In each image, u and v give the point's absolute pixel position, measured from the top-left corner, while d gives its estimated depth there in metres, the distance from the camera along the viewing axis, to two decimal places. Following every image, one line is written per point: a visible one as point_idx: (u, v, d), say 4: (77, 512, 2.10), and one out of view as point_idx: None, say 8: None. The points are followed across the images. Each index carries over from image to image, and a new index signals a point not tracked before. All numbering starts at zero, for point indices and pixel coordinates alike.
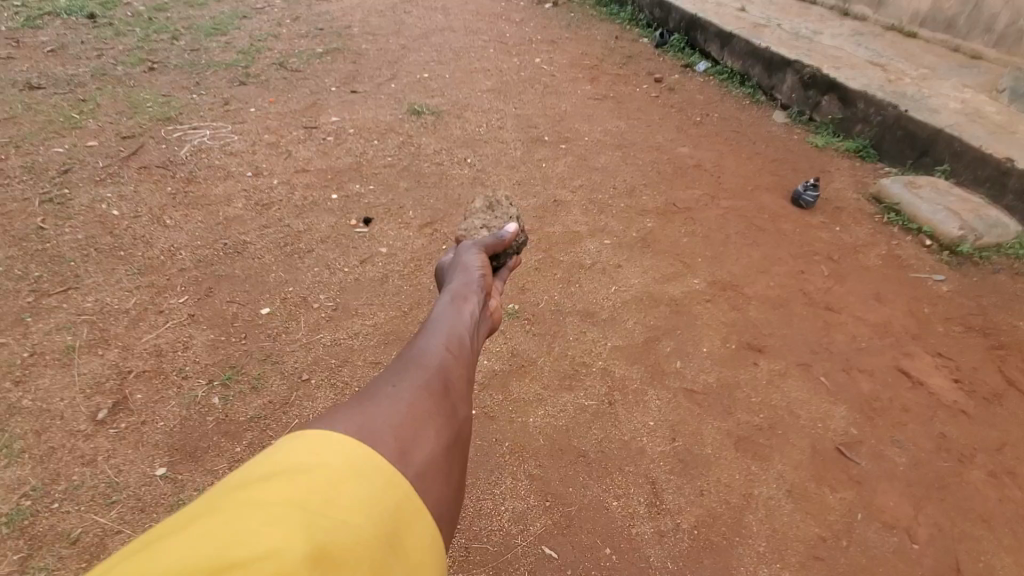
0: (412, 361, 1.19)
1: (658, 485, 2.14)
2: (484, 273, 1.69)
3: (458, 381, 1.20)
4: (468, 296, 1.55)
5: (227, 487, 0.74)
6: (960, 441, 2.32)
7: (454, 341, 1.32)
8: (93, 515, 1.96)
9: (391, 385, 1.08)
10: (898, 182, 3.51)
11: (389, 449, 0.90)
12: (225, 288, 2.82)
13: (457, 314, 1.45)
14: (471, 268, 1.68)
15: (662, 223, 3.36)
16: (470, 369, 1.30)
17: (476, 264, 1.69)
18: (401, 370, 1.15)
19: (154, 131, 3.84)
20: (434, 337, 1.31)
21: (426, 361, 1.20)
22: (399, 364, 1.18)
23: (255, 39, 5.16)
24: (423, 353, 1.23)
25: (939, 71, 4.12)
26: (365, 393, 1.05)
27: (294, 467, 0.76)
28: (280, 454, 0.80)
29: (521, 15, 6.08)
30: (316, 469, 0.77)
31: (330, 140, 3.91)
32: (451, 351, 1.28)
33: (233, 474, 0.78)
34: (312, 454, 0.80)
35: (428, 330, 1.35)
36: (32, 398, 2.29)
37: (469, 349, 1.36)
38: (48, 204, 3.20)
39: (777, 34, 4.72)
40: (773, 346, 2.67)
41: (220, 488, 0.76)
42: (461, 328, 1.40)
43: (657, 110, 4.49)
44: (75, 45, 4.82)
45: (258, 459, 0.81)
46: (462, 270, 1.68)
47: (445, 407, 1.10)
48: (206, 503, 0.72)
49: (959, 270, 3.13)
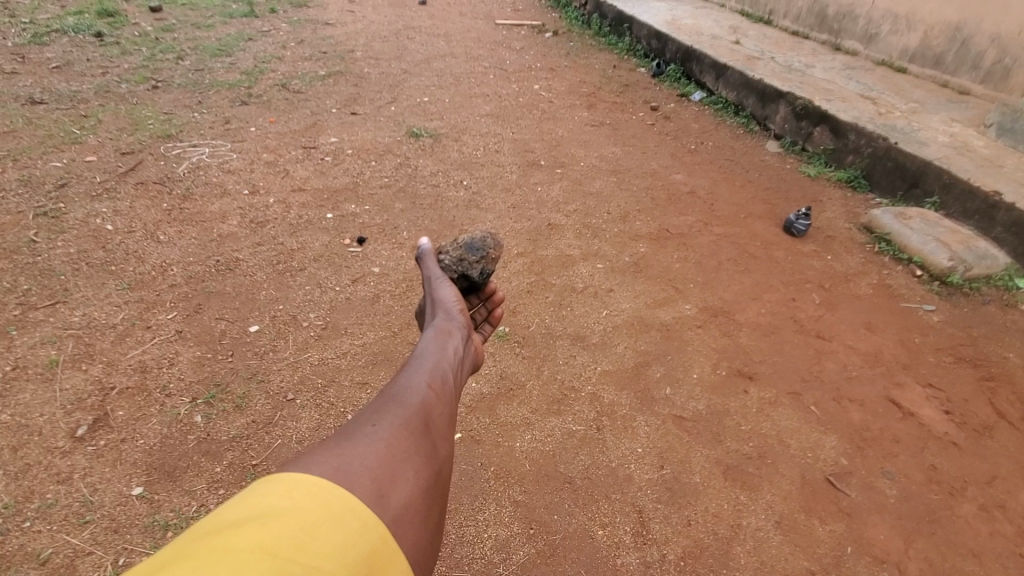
0: (393, 399, 1.21)
1: (644, 514, 2.10)
2: (462, 308, 1.71)
3: (439, 419, 1.23)
4: (451, 332, 1.57)
5: (201, 530, 0.78)
6: (950, 473, 2.29)
7: (436, 378, 1.35)
8: (64, 535, 1.90)
9: (370, 424, 1.10)
10: (889, 213, 3.55)
11: (366, 491, 0.92)
12: (215, 304, 2.81)
13: (441, 350, 1.47)
14: (449, 303, 1.69)
15: (654, 248, 3.38)
16: (452, 407, 1.33)
17: (452, 298, 1.70)
18: (382, 408, 1.17)
19: (154, 148, 3.87)
20: (417, 373, 1.34)
21: (408, 398, 1.23)
22: (380, 402, 1.21)
23: (259, 60, 5.25)
24: (405, 390, 1.25)
25: (927, 106, 4.20)
26: (345, 432, 1.07)
27: (266, 512, 0.80)
28: (255, 497, 0.83)
29: (521, 43, 6.21)
30: (290, 514, 0.80)
31: (328, 160, 3.94)
32: (434, 389, 1.30)
33: (209, 518, 0.82)
34: (287, 498, 0.83)
35: (412, 365, 1.38)
36: (10, 413, 2.25)
37: (452, 386, 1.39)
38: (42, 217, 3.20)
39: (771, 67, 4.82)
40: (763, 374, 2.65)
41: (200, 529, 0.80)
42: (444, 364, 1.42)
43: (652, 137, 4.56)
44: (81, 63, 4.90)
45: (234, 502, 0.84)
46: (439, 306, 1.68)
47: (425, 446, 1.12)
48: (181, 547, 0.76)
49: (949, 300, 3.13)
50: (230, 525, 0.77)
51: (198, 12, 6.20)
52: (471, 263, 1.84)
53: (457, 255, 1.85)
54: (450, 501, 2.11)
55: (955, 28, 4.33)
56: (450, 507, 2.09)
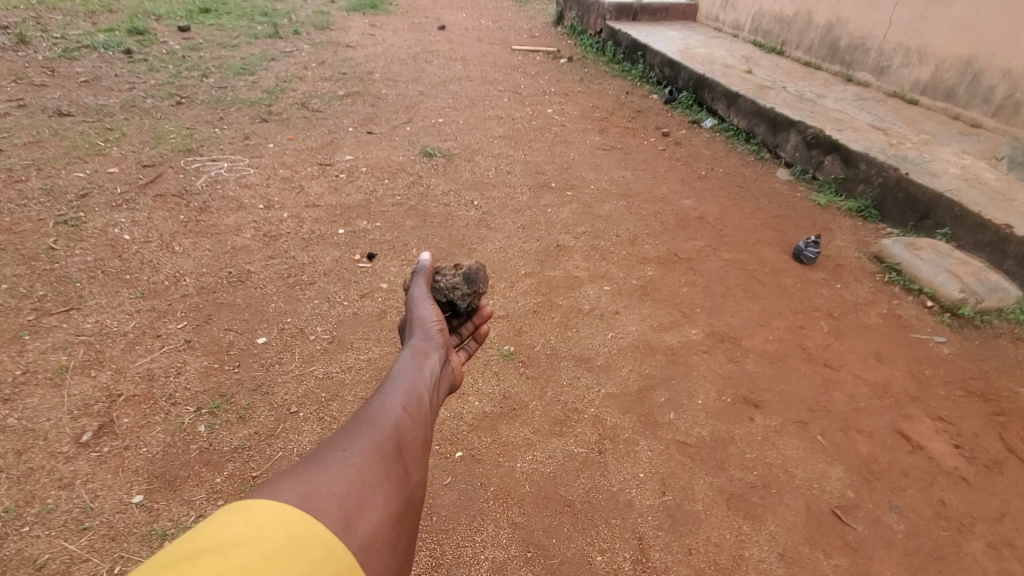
0: (367, 422, 1.22)
1: (645, 541, 2.07)
2: (442, 328, 1.73)
3: (412, 442, 1.24)
4: (429, 353, 1.58)
5: (158, 562, 0.74)
6: (959, 509, 2.24)
7: (411, 400, 1.36)
8: (62, 541, 1.91)
9: (340, 449, 1.10)
10: (899, 243, 3.53)
11: (333, 518, 0.91)
12: (225, 315, 2.85)
13: (417, 372, 1.48)
14: (428, 323, 1.70)
15: (662, 272, 3.38)
16: (426, 430, 1.34)
17: (432, 319, 1.72)
18: (353, 433, 1.17)
19: (174, 161, 3.98)
20: (391, 396, 1.34)
21: (380, 422, 1.23)
22: (352, 426, 1.21)
23: (281, 80, 5.40)
24: (379, 414, 1.26)
25: (939, 138, 4.20)
26: (314, 457, 1.06)
27: (228, 541, 0.77)
28: (217, 526, 0.81)
29: (536, 68, 6.33)
30: (251, 543, 0.78)
31: (343, 177, 4.02)
32: (408, 412, 1.31)
33: (167, 550, 0.79)
34: (248, 527, 0.81)
35: (386, 388, 1.39)
36: (18, 416, 2.28)
37: (427, 408, 1.40)
38: (62, 226, 3.29)
39: (782, 96, 4.86)
40: (770, 402, 2.62)
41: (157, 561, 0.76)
42: (420, 386, 1.43)
43: (662, 162, 4.59)
44: (109, 78, 5.08)
45: (193, 532, 0.81)
46: (418, 325, 1.70)
47: (396, 472, 1.12)
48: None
49: (960, 332, 3.09)
50: (189, 556, 0.74)
51: (225, 32, 6.42)
52: (460, 294, 1.87)
53: (453, 282, 1.88)
54: (448, 520, 2.09)
55: (966, 62, 4.35)
56: (448, 527, 2.07)
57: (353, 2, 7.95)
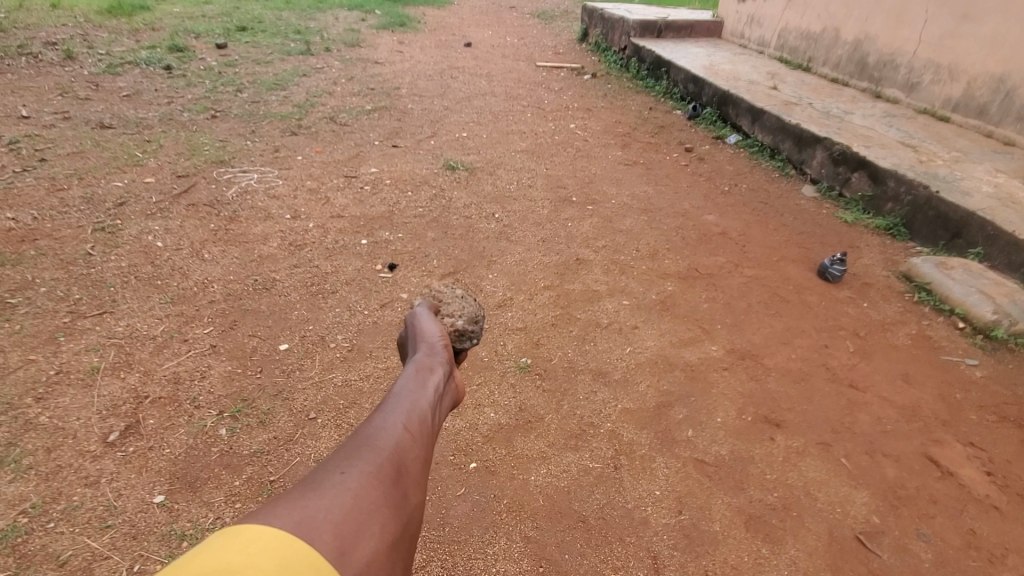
0: (366, 443, 1.23)
1: (659, 560, 2.03)
2: (447, 345, 1.74)
3: (412, 464, 1.26)
4: (433, 369, 1.60)
5: None
6: (992, 539, 2.14)
7: (413, 419, 1.37)
8: (85, 538, 1.95)
9: (338, 472, 1.11)
10: (929, 262, 3.44)
11: (329, 548, 0.92)
12: (249, 322, 2.92)
13: (420, 388, 1.49)
14: (433, 339, 1.72)
15: (682, 287, 3.35)
16: (427, 449, 1.35)
17: (438, 335, 1.74)
18: (353, 454, 1.19)
19: (207, 172, 4.12)
20: (393, 414, 1.36)
21: (381, 442, 1.25)
22: (352, 446, 1.22)
23: (311, 95, 5.56)
24: (379, 433, 1.27)
25: (971, 155, 4.10)
26: (312, 481, 1.07)
27: (222, 568, 0.76)
28: (208, 553, 0.79)
29: (560, 84, 6.40)
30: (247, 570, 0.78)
31: (367, 189, 4.11)
32: (409, 431, 1.33)
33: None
34: (242, 553, 0.80)
35: (388, 405, 1.40)
36: (49, 415, 2.36)
37: (429, 427, 1.41)
38: (100, 232, 3.43)
39: (808, 112, 4.81)
40: (792, 422, 2.56)
41: None
42: (422, 404, 1.44)
43: (684, 178, 4.57)
44: (149, 92, 5.30)
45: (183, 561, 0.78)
46: (423, 341, 1.72)
47: (394, 497, 1.14)
48: None
49: (993, 355, 2.98)
50: None
51: (259, 49, 6.66)
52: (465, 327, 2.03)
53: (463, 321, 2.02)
54: (460, 531, 2.09)
55: (999, 80, 4.26)
56: (460, 538, 2.07)
57: (383, 20, 8.19)
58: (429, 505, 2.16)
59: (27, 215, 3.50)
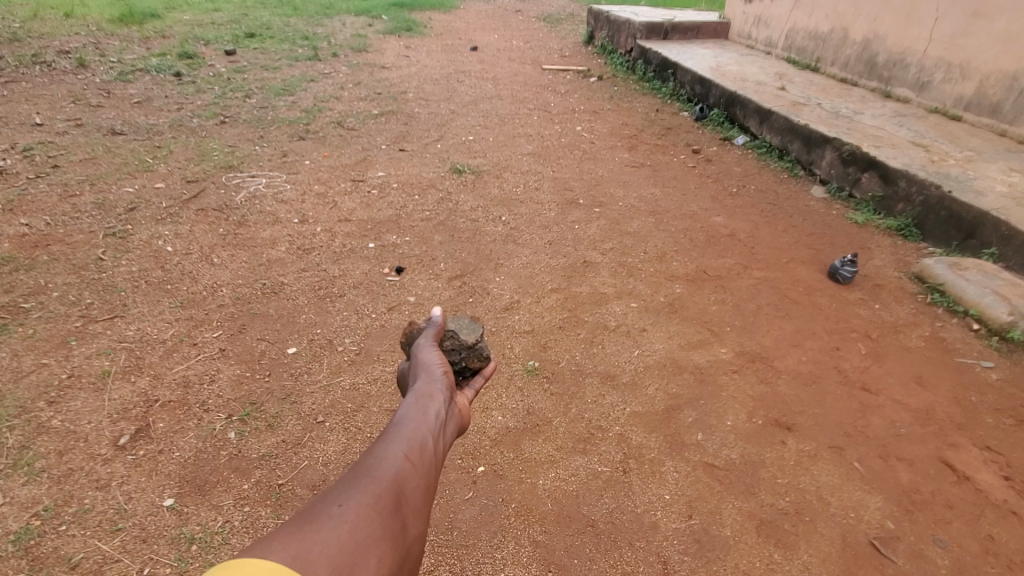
0: (365, 473, 1.24)
1: (669, 565, 2.01)
2: (448, 369, 1.74)
3: (412, 493, 1.26)
4: (434, 395, 1.59)
5: None
6: (1012, 545, 2.10)
7: (415, 446, 1.37)
8: (96, 541, 1.96)
9: (337, 503, 1.12)
10: (942, 263, 3.39)
11: None
12: (258, 325, 2.93)
13: (422, 415, 1.49)
14: (433, 365, 1.72)
15: (691, 289, 3.32)
16: (430, 477, 1.35)
17: (438, 360, 1.75)
18: (351, 485, 1.19)
19: (216, 177, 4.15)
20: (394, 443, 1.36)
21: (380, 471, 1.25)
22: (351, 476, 1.23)
23: (319, 100, 5.60)
24: (379, 461, 1.28)
25: (984, 154, 4.05)
26: (310, 513, 1.08)
27: None
28: None
29: (566, 87, 6.39)
30: None
31: (374, 193, 4.12)
32: (410, 459, 1.33)
33: None
34: None
35: (390, 434, 1.41)
36: (61, 418, 2.37)
37: (432, 453, 1.41)
38: (111, 238, 3.46)
39: (817, 113, 4.76)
40: (804, 425, 2.53)
41: None
42: (424, 431, 1.44)
43: (692, 179, 4.55)
44: (160, 99, 5.36)
45: None
46: (424, 368, 1.72)
47: (392, 528, 1.14)
48: None
49: (1010, 357, 2.93)
50: None
51: (267, 55, 6.70)
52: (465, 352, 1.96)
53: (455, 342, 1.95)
54: (468, 536, 2.08)
55: (1012, 78, 4.21)
56: (467, 543, 2.05)
57: (390, 25, 8.24)
58: (437, 509, 2.16)
59: (41, 221, 3.55)
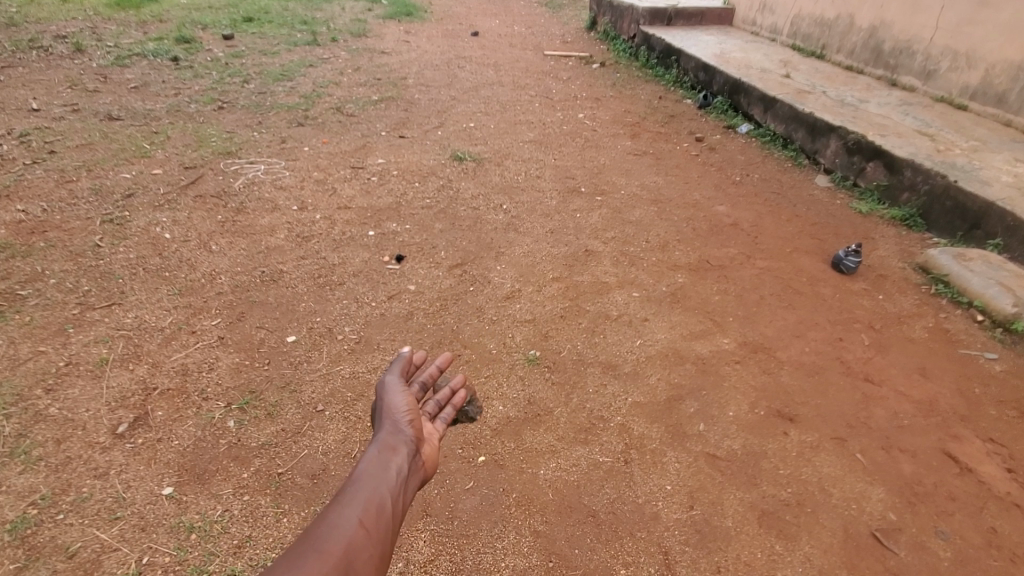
0: (315, 546, 1.26)
1: (670, 556, 2.00)
2: (415, 416, 1.72)
3: (362, 565, 1.29)
4: (396, 449, 1.59)
5: None
6: (1014, 538, 2.10)
7: (369, 512, 1.39)
8: (95, 529, 1.95)
9: None
10: (947, 254, 3.36)
11: None
12: (257, 314, 2.91)
13: (381, 475, 1.50)
14: (399, 412, 1.70)
15: (693, 279, 3.30)
16: (384, 541, 1.37)
17: (404, 407, 1.72)
18: (298, 561, 1.22)
19: (214, 164, 4.10)
20: (348, 509, 1.38)
21: (330, 545, 1.28)
22: (300, 550, 1.26)
23: (318, 85, 5.52)
24: (331, 533, 1.31)
25: (990, 144, 4.00)
26: None
27: None
28: None
29: (568, 73, 6.31)
30: None
31: (374, 180, 4.07)
32: (363, 528, 1.35)
33: None
34: None
35: (345, 496, 1.43)
36: (59, 406, 2.36)
37: (387, 515, 1.43)
38: (109, 224, 3.42)
39: (822, 101, 4.69)
40: (806, 416, 2.51)
41: None
42: (380, 495, 1.45)
43: (696, 168, 4.50)
44: (157, 84, 5.28)
45: None
46: (390, 413, 1.70)
47: None
48: None
49: (1014, 349, 2.91)
50: None
51: (266, 40, 6.60)
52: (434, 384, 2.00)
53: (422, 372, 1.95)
54: (469, 526, 2.07)
55: (1018, 67, 4.15)
56: (468, 533, 2.05)
57: (390, 10, 8.12)
58: (438, 498, 2.15)
59: (37, 207, 3.51)
